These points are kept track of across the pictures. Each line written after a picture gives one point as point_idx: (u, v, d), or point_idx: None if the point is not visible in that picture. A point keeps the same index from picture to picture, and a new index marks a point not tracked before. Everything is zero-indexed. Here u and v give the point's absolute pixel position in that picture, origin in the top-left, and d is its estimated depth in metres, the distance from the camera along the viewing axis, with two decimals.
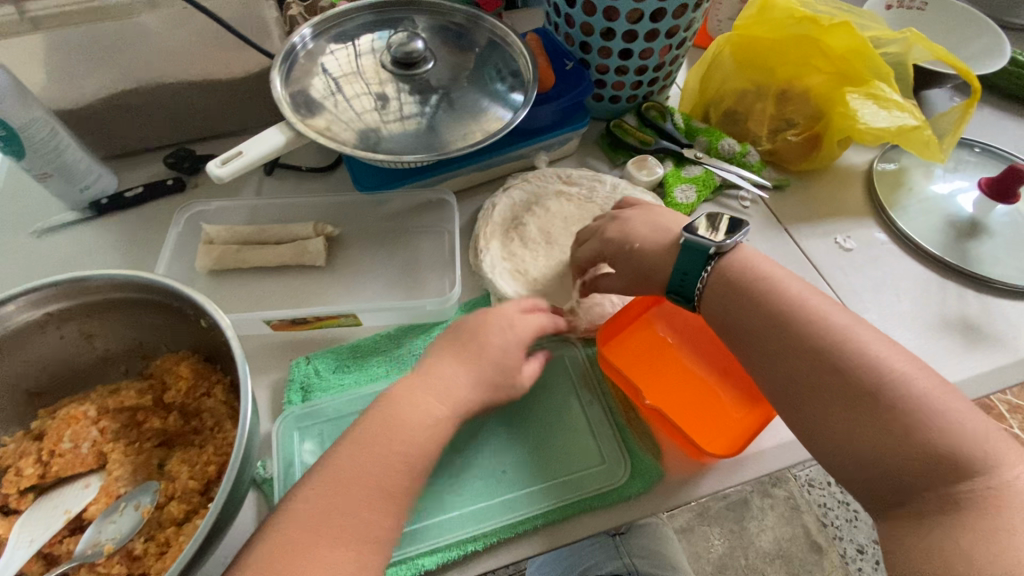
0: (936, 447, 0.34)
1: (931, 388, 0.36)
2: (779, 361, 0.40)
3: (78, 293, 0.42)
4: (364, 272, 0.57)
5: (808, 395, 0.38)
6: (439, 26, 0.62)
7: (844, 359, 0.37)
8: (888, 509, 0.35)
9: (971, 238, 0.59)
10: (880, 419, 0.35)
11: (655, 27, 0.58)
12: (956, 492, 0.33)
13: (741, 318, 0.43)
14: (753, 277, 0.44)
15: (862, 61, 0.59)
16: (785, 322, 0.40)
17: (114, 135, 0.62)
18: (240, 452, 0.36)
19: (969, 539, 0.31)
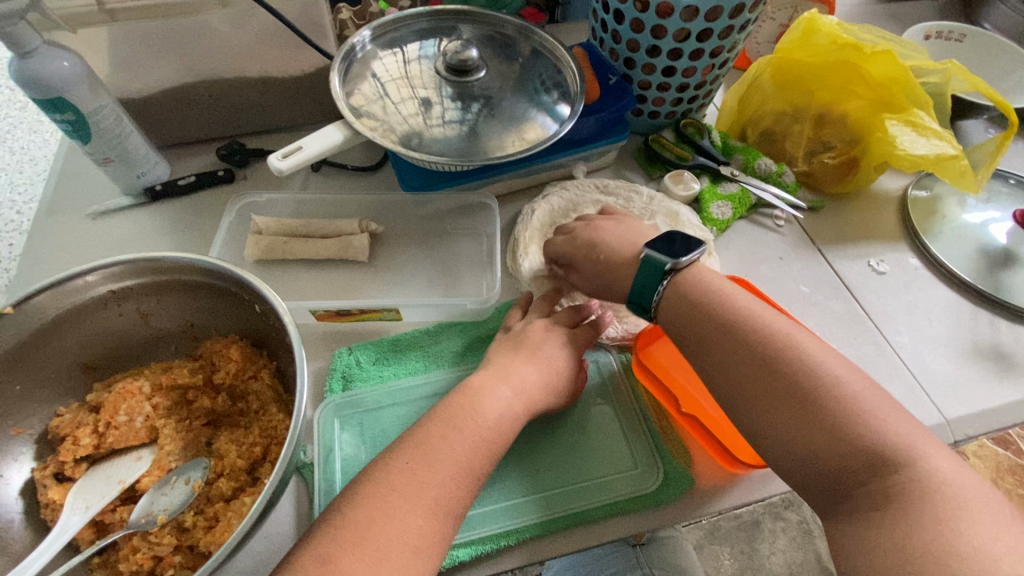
0: (870, 445, 0.35)
1: (864, 390, 0.37)
2: (729, 371, 0.41)
3: (145, 271, 0.44)
4: (405, 269, 0.59)
5: (753, 400, 0.39)
6: (488, 36, 0.64)
7: (784, 369, 0.38)
8: (832, 512, 0.35)
9: (1004, 268, 0.60)
10: (817, 421, 0.36)
11: (700, 46, 0.59)
12: (889, 486, 0.34)
13: (693, 331, 0.44)
14: (701, 289, 0.45)
15: (901, 88, 0.60)
16: (733, 332, 0.41)
17: (172, 124, 0.65)
18: (296, 434, 0.37)
19: (906, 533, 0.32)
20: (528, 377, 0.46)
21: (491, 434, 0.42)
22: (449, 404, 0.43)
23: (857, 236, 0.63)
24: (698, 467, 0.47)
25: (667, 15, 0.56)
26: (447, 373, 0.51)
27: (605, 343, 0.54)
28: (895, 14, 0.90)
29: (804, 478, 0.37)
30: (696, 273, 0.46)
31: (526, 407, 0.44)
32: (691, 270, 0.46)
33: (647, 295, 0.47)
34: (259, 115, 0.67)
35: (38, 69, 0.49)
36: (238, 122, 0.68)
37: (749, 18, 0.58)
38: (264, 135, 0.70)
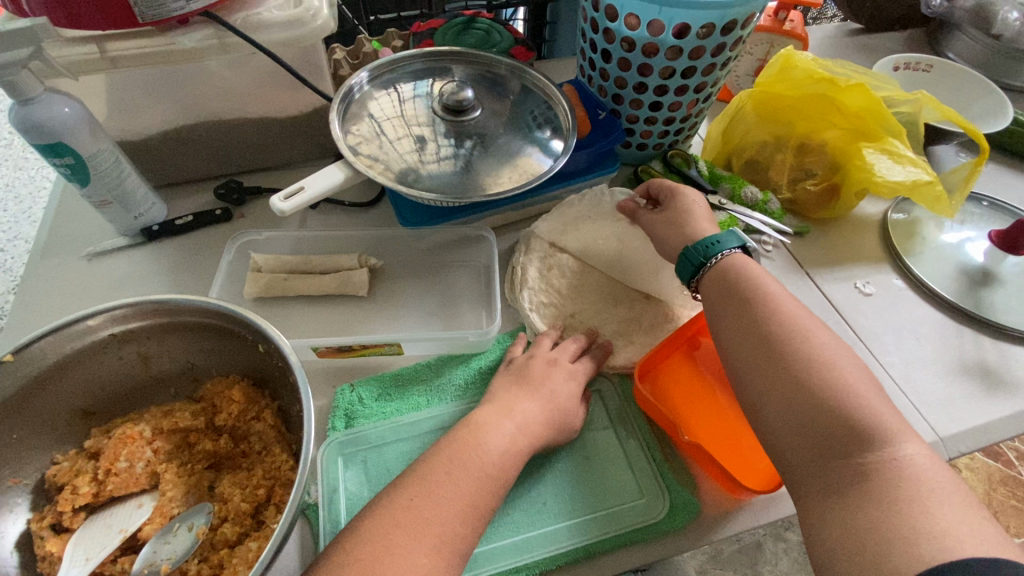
0: (857, 425, 0.39)
1: (863, 383, 0.42)
2: (747, 346, 0.46)
3: (148, 313, 0.44)
4: (405, 303, 0.59)
5: (765, 372, 0.44)
6: (480, 76, 0.66)
7: (795, 349, 0.44)
8: (810, 486, 0.39)
9: (984, 286, 0.62)
10: (816, 396, 0.41)
11: (685, 83, 0.62)
12: (866, 464, 0.37)
13: (724, 310, 0.49)
14: (737, 280, 0.50)
15: (876, 119, 0.63)
16: (755, 314, 0.47)
17: (171, 165, 0.66)
18: (304, 475, 0.36)
19: (877, 507, 0.35)
20: (532, 411, 0.46)
21: (498, 470, 0.42)
22: (455, 441, 0.43)
23: (843, 259, 0.66)
24: (702, 494, 0.47)
25: (651, 55, 0.59)
26: (451, 406, 0.52)
27: (605, 371, 0.54)
28: (864, 47, 0.95)
29: (794, 450, 0.41)
30: (737, 264, 0.51)
31: (531, 440, 0.45)
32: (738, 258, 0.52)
33: (715, 248, 0.52)
34: (257, 154, 0.68)
35: (39, 115, 0.50)
36: (236, 161, 0.69)
37: (730, 56, 0.61)
38: (261, 174, 0.71)
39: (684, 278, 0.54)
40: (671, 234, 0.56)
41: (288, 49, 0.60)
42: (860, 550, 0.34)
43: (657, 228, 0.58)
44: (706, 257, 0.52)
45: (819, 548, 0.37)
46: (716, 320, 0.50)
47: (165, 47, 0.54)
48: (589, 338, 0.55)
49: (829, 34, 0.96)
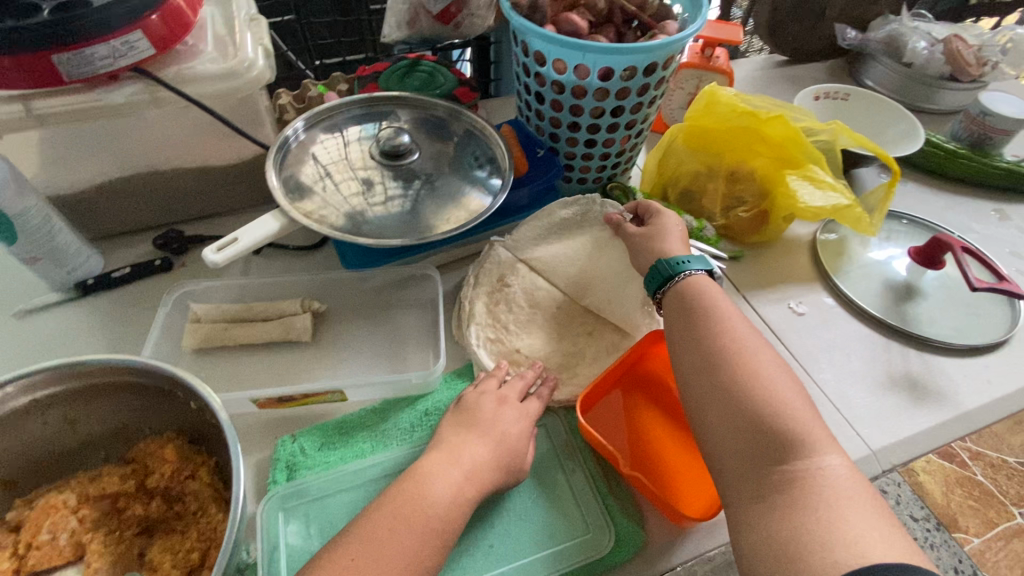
0: (786, 435, 0.41)
1: (798, 397, 0.43)
2: (695, 359, 0.48)
3: (69, 377, 0.43)
4: (350, 347, 0.59)
5: (710, 384, 0.45)
6: (420, 118, 0.67)
7: (737, 363, 0.45)
8: (742, 494, 0.41)
9: (908, 301, 0.66)
10: (754, 407, 0.42)
11: (615, 121, 0.65)
12: (794, 474, 0.39)
13: (677, 323, 0.51)
14: (689, 297, 0.52)
15: (798, 148, 0.67)
16: (703, 329, 0.49)
17: (107, 217, 0.65)
18: (232, 535, 0.36)
19: (801, 515, 0.37)
20: (480, 454, 0.46)
21: (443, 521, 0.41)
22: (401, 493, 0.42)
23: (777, 280, 0.69)
24: (648, 524, 0.48)
25: (581, 96, 0.62)
26: (397, 451, 0.51)
27: (552, 406, 0.55)
28: (789, 77, 1.01)
29: (731, 459, 0.42)
30: (695, 282, 0.53)
31: (476, 484, 0.44)
32: (701, 281, 0.53)
33: (687, 266, 0.54)
34: (199, 202, 0.68)
35: None
36: (176, 210, 0.68)
37: (656, 95, 0.64)
38: (203, 221, 0.70)
39: (650, 289, 0.56)
40: (646, 250, 0.58)
41: (223, 100, 0.60)
42: (783, 556, 0.36)
43: (635, 242, 0.60)
44: (677, 271, 0.54)
45: (748, 555, 0.39)
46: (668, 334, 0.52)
47: (94, 103, 0.53)
48: (536, 374, 0.54)
49: (758, 66, 1.02)
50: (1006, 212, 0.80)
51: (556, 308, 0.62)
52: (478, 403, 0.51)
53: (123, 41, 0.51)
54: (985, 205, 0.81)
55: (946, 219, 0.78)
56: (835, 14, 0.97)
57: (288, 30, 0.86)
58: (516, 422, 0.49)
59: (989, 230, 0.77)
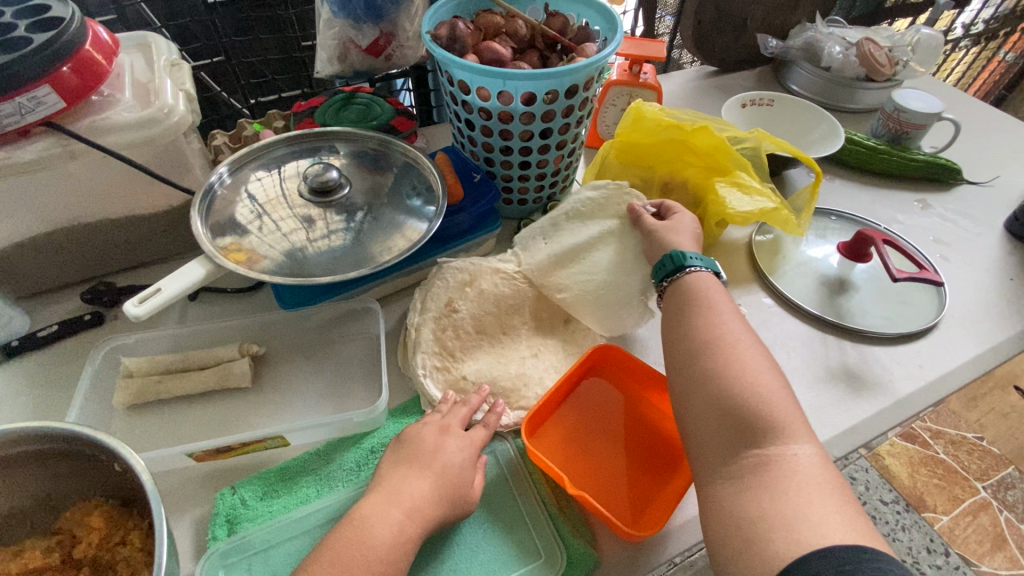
0: (765, 421, 0.42)
1: (780, 389, 0.44)
2: (684, 347, 0.49)
3: None
4: (292, 389, 0.58)
5: (697, 371, 0.46)
6: (357, 151, 0.68)
7: (723, 352, 0.46)
8: (716, 477, 0.42)
9: (841, 294, 0.68)
10: (736, 393, 0.43)
11: (546, 142, 0.66)
12: (768, 458, 0.40)
13: (672, 314, 0.52)
14: (686, 291, 0.53)
15: (723, 155, 0.69)
16: (693, 319, 0.50)
17: (32, 275, 0.62)
18: None
19: (770, 497, 0.38)
20: (421, 490, 0.45)
21: (383, 565, 0.41)
22: (339, 542, 0.41)
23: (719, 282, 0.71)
24: (600, 542, 0.48)
25: (509, 121, 0.63)
26: (344, 492, 0.50)
27: (500, 431, 0.54)
28: (720, 87, 1.05)
29: (710, 445, 0.43)
30: (697, 279, 0.53)
31: (417, 522, 0.43)
32: (697, 274, 0.53)
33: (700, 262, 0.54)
34: (130, 252, 0.66)
35: None
36: (106, 262, 0.66)
37: (582, 115, 0.66)
38: (138, 270, 0.68)
39: (658, 276, 0.55)
40: (658, 241, 0.58)
41: (143, 149, 0.59)
42: (748, 534, 0.37)
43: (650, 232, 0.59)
44: (689, 263, 0.54)
45: (712, 536, 0.40)
46: (665, 325, 0.53)
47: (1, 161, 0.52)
48: (481, 399, 0.54)
49: (690, 77, 1.06)
50: (928, 201, 0.84)
51: (502, 329, 0.62)
52: (420, 434, 0.50)
53: (30, 97, 0.50)
54: (909, 196, 0.85)
55: (874, 212, 0.82)
56: (757, 25, 1.02)
57: (220, 70, 0.85)
58: (460, 453, 0.49)
59: (914, 220, 0.81)
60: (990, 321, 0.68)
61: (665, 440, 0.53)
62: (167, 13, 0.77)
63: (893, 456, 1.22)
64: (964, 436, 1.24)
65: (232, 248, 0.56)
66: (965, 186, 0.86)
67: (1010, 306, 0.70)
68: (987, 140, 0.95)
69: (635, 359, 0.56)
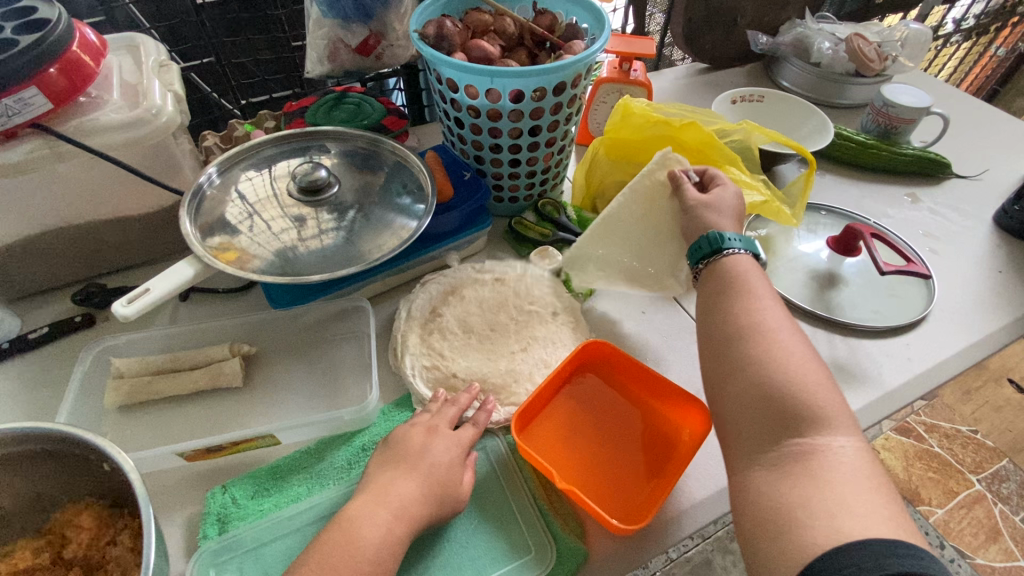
0: (806, 410, 0.41)
1: (823, 378, 0.44)
2: (721, 332, 0.48)
3: None
4: (283, 387, 0.58)
5: (736, 357, 0.46)
6: (347, 150, 0.68)
7: (763, 338, 0.45)
8: (754, 464, 0.42)
9: (831, 289, 0.69)
10: (778, 382, 0.43)
11: (535, 139, 0.66)
12: (810, 448, 0.40)
13: (707, 297, 0.52)
14: (722, 274, 0.51)
15: (712, 150, 0.69)
16: (731, 302, 0.49)
17: (22, 277, 0.62)
18: None
19: (812, 486, 0.38)
20: (410, 490, 0.45)
21: (372, 564, 0.41)
22: (327, 542, 0.41)
23: None
24: (590, 537, 0.48)
25: (498, 119, 0.63)
26: (335, 490, 0.50)
27: (491, 428, 0.54)
28: (711, 84, 1.05)
29: (749, 433, 0.43)
30: (736, 264, 0.51)
31: (407, 521, 0.44)
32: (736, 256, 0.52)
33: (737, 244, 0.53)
34: (120, 253, 0.66)
35: None
36: (97, 263, 0.66)
37: (571, 112, 0.66)
38: (130, 271, 0.68)
39: (694, 259, 0.54)
40: (696, 217, 0.56)
41: (131, 150, 0.59)
42: (786, 521, 0.37)
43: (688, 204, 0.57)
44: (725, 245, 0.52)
45: (745, 524, 0.40)
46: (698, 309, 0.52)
47: None
48: (472, 396, 0.54)
49: (682, 74, 1.06)
50: (918, 195, 0.84)
51: (491, 327, 0.62)
52: (408, 434, 0.50)
53: (17, 98, 0.50)
54: (899, 190, 0.85)
55: (863, 207, 0.82)
56: (747, 22, 1.02)
57: (209, 72, 0.85)
58: (448, 452, 0.49)
59: (903, 214, 0.81)
60: (978, 313, 0.69)
61: (655, 434, 0.53)
62: (156, 14, 0.77)
63: (887, 450, 1.22)
64: (958, 428, 1.25)
65: (221, 249, 0.56)
66: (954, 181, 0.87)
67: (999, 298, 0.71)
68: (977, 134, 0.95)
69: (623, 354, 0.56)
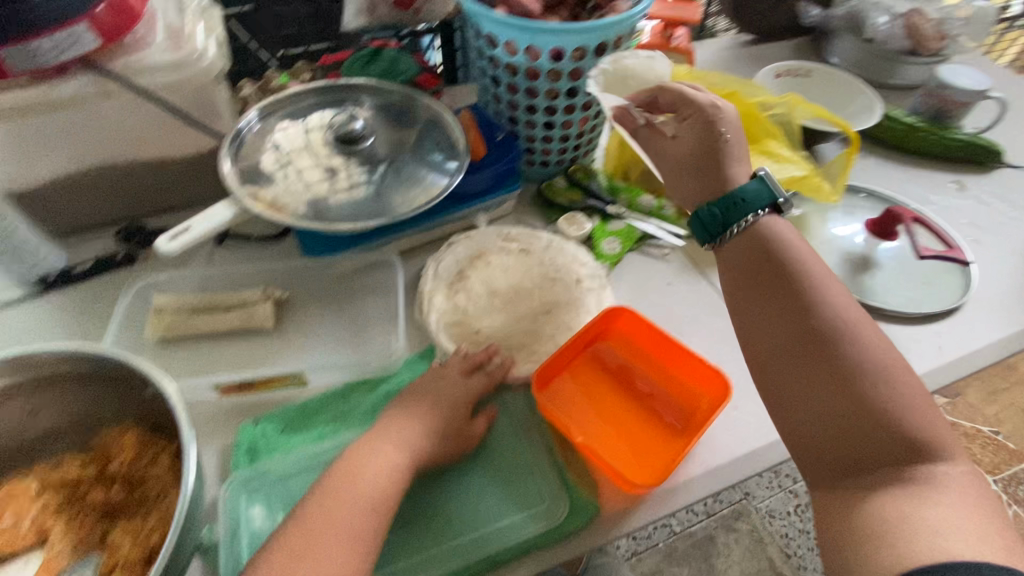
0: (898, 427, 0.41)
1: (913, 386, 0.42)
2: (787, 330, 0.45)
3: (26, 367, 0.44)
4: (312, 332, 0.60)
5: (810, 361, 0.44)
6: (382, 104, 0.68)
7: (843, 341, 0.43)
8: (846, 484, 0.41)
9: (864, 272, 0.67)
10: (862, 391, 0.41)
11: (572, 102, 0.65)
12: (909, 472, 0.40)
13: (764, 284, 0.48)
14: (778, 262, 0.48)
15: (755, 123, 0.70)
16: (801, 296, 0.46)
17: (69, 213, 0.65)
18: (181, 515, 0.38)
19: (921, 508, 0.38)
20: None
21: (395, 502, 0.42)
22: (319, 500, 0.41)
23: None
24: (603, 493, 0.49)
25: (535, 78, 0.62)
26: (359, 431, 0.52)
27: (511, 384, 0.56)
28: (755, 57, 1.01)
29: (831, 447, 0.42)
30: (786, 249, 0.48)
31: None
32: (779, 237, 0.49)
33: (746, 206, 0.50)
34: (160, 196, 0.68)
35: None
36: (138, 204, 0.68)
37: None
38: (167, 214, 0.70)
39: (701, 236, 0.53)
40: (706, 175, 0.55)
41: (174, 93, 0.60)
42: (884, 538, 0.37)
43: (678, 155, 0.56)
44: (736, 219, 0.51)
45: (833, 537, 0.40)
46: (744, 288, 0.49)
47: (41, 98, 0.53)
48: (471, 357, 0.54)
49: (725, 45, 1.02)
50: (965, 183, 0.81)
51: (515, 290, 0.62)
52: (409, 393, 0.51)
53: (68, 33, 0.51)
54: (945, 176, 0.82)
55: (905, 191, 0.80)
56: None
57: (249, 21, 0.85)
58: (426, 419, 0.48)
59: (947, 201, 0.79)
60: (1017, 306, 0.67)
61: (675, 401, 0.54)
62: None
63: None
64: (979, 429, 1.23)
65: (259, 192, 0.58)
66: (1006, 170, 0.83)
67: None
68: None
69: (645, 321, 0.56)
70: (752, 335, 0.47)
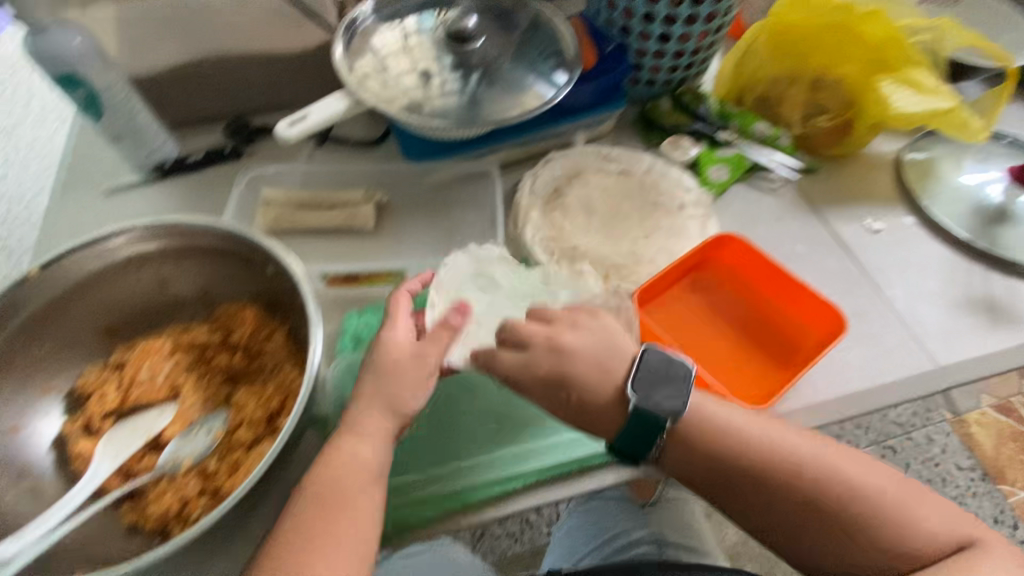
0: (900, 546, 0.39)
1: (886, 485, 0.41)
2: (785, 517, 0.40)
3: (171, 234, 0.47)
4: (409, 236, 0.61)
5: (808, 545, 0.40)
6: (485, 5, 0.63)
7: (835, 506, 0.40)
8: None
9: (999, 224, 0.61)
10: (852, 531, 0.39)
11: (695, 11, 0.61)
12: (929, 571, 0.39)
13: (730, 485, 0.41)
14: (716, 468, 0.42)
15: (896, 48, 0.62)
16: (772, 495, 0.40)
17: (181, 103, 0.66)
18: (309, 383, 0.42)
19: None
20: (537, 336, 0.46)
21: None
22: (302, 515, 0.39)
23: (850, 196, 0.64)
24: None
25: None
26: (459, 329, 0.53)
27: None
28: None
29: None
30: (694, 417, 0.42)
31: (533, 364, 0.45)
32: (692, 413, 0.42)
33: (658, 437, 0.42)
34: (265, 94, 0.68)
35: (52, 45, 0.52)
36: (243, 100, 0.68)
37: None
38: (269, 112, 0.70)
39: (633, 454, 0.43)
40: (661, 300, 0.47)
41: None
42: None
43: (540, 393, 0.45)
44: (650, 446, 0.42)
45: None
46: (734, 510, 0.42)
47: None
48: (436, 365, 0.44)
49: None
50: None
51: (614, 212, 0.60)
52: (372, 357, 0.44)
53: None
54: None
55: None
56: None
57: None
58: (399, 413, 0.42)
59: None
60: None
61: (778, 335, 0.52)
62: None
63: (981, 426, 1.11)
64: None
65: (367, 77, 0.57)
66: None
67: None
68: None
69: (755, 250, 0.53)
70: (744, 521, 0.42)
